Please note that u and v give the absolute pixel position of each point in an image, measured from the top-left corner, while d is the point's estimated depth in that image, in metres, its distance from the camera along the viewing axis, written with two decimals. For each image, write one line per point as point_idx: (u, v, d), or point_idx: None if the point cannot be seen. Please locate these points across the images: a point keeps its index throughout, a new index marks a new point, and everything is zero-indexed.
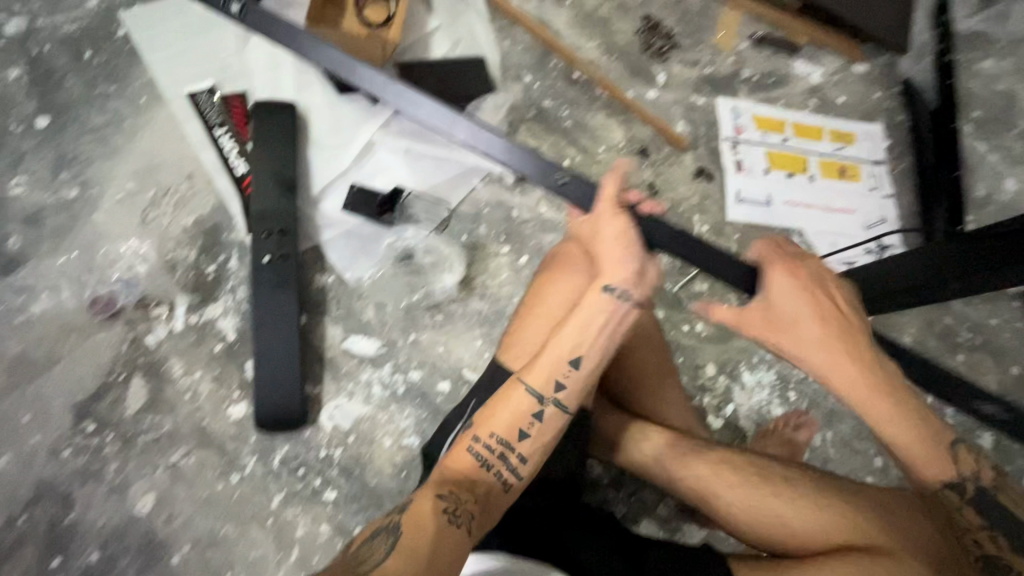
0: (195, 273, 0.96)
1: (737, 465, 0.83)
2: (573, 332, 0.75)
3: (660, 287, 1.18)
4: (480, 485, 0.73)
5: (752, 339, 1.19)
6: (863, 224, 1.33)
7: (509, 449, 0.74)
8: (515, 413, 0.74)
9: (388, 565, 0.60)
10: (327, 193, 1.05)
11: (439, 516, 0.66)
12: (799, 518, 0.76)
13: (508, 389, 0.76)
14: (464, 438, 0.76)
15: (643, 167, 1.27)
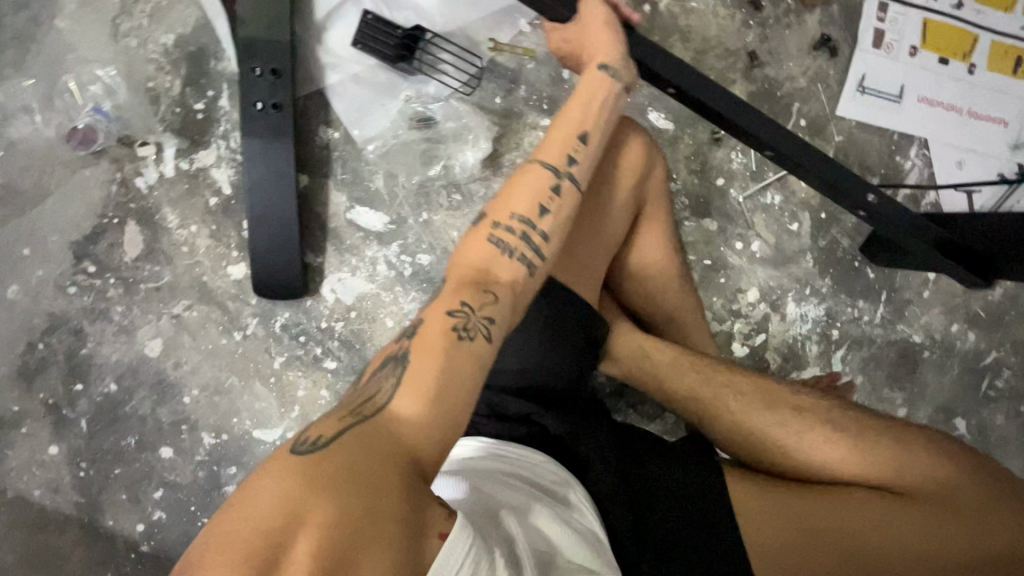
0: (182, 110, 0.83)
1: (739, 390, 0.81)
2: (578, 108, 0.72)
3: (723, 193, 1.00)
4: (493, 279, 0.65)
5: (811, 267, 1.04)
6: (1014, 142, 1.03)
7: (531, 228, 0.68)
8: (524, 193, 0.69)
9: (396, 406, 0.53)
10: (336, 20, 0.85)
11: (451, 332, 0.58)
12: (799, 442, 0.76)
13: (520, 179, 0.70)
14: (466, 242, 0.67)
15: (747, 26, 0.96)
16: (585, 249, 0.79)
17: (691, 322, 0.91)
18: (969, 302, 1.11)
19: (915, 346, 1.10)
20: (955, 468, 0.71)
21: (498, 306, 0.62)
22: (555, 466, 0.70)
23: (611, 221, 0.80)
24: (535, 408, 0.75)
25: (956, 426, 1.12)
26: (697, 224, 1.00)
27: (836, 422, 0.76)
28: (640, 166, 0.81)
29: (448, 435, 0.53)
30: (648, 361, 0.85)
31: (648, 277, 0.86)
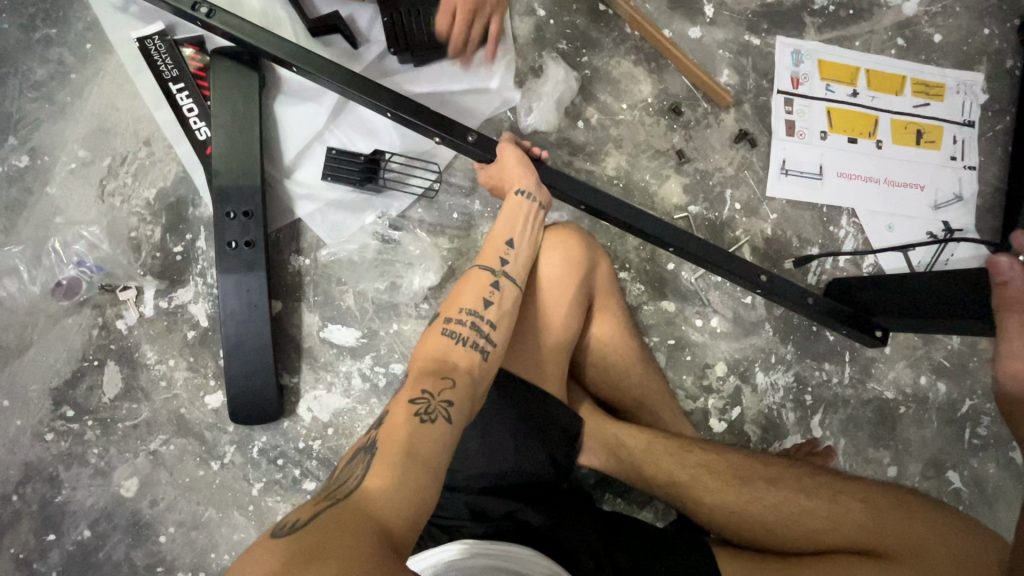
0: (162, 253, 0.90)
1: (715, 467, 0.82)
2: (504, 223, 0.83)
3: (675, 276, 1.07)
4: (452, 364, 0.71)
5: (772, 336, 1.09)
6: (934, 203, 1.12)
7: (479, 318, 0.75)
8: (468, 290, 0.78)
9: (365, 486, 0.55)
10: (304, 159, 0.95)
11: (411, 418, 0.63)
12: (776, 514, 0.77)
13: (466, 282, 0.79)
14: (425, 339, 0.74)
15: (672, 129, 1.08)
16: (545, 344, 0.83)
17: (663, 406, 0.94)
18: (933, 354, 1.14)
19: (890, 402, 1.12)
20: (929, 520, 0.73)
21: (454, 391, 0.67)
22: (543, 559, 0.69)
23: (568, 315, 0.84)
24: (520, 505, 0.76)
25: (950, 480, 1.11)
26: (655, 307, 1.06)
27: (816, 492, 0.78)
28: (589, 263, 0.87)
29: (416, 512, 0.55)
30: (626, 449, 0.86)
31: (609, 367, 0.91)
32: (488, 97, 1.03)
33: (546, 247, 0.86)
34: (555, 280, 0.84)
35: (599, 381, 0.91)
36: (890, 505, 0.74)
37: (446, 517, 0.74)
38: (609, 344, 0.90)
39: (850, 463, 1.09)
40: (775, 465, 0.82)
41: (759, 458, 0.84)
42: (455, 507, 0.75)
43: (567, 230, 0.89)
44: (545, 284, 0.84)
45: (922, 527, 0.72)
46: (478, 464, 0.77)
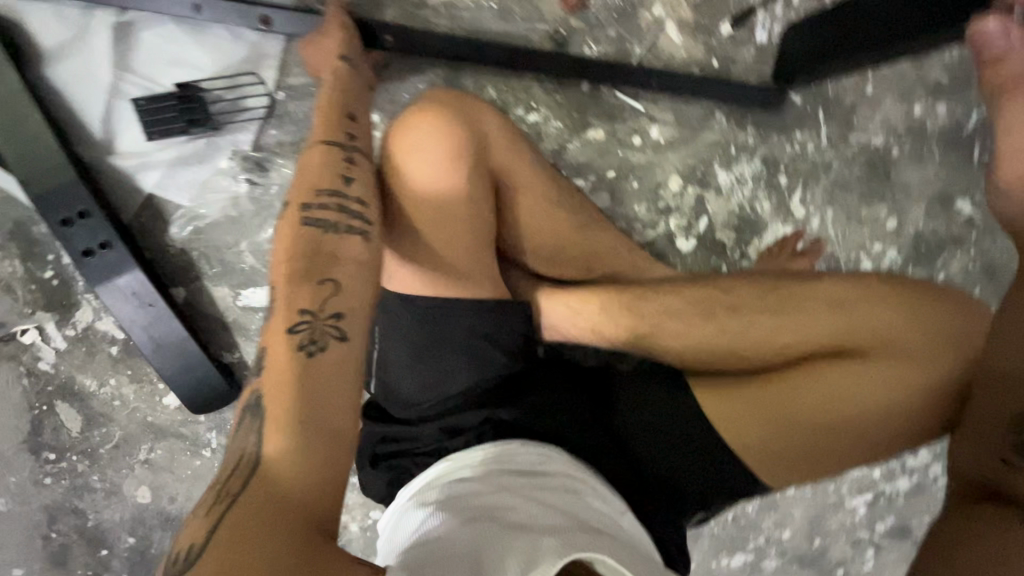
0: (37, 284, 0.82)
1: (675, 312, 0.80)
2: (335, 96, 0.68)
3: (595, 95, 0.89)
4: (326, 262, 0.59)
5: (727, 124, 0.92)
6: None
7: (345, 199, 0.62)
8: (309, 173, 0.63)
9: (265, 460, 0.48)
10: (114, 124, 0.78)
11: (295, 352, 0.53)
12: (741, 336, 0.77)
13: (312, 163, 0.64)
14: (283, 239, 0.60)
15: None
16: (450, 230, 0.72)
17: (605, 246, 0.86)
18: (927, 73, 0.95)
19: (880, 149, 0.97)
20: (901, 304, 0.72)
21: (341, 298, 0.57)
22: (532, 446, 0.67)
23: (471, 197, 0.72)
24: (493, 408, 0.71)
25: (960, 211, 0.99)
26: (582, 142, 0.89)
27: (784, 308, 0.76)
28: (472, 128, 0.72)
29: (334, 458, 0.50)
30: (581, 316, 0.81)
31: (535, 222, 0.80)
32: None
33: (411, 121, 0.70)
34: (429, 165, 0.70)
35: (538, 246, 0.82)
36: (857, 300, 0.73)
37: (426, 448, 0.71)
38: (524, 200, 0.78)
39: (842, 232, 0.99)
40: (737, 287, 0.80)
41: (723, 286, 0.81)
42: (431, 437, 0.71)
43: (434, 95, 0.72)
44: (415, 164, 0.69)
45: (888, 314, 0.71)
46: (440, 392, 0.73)
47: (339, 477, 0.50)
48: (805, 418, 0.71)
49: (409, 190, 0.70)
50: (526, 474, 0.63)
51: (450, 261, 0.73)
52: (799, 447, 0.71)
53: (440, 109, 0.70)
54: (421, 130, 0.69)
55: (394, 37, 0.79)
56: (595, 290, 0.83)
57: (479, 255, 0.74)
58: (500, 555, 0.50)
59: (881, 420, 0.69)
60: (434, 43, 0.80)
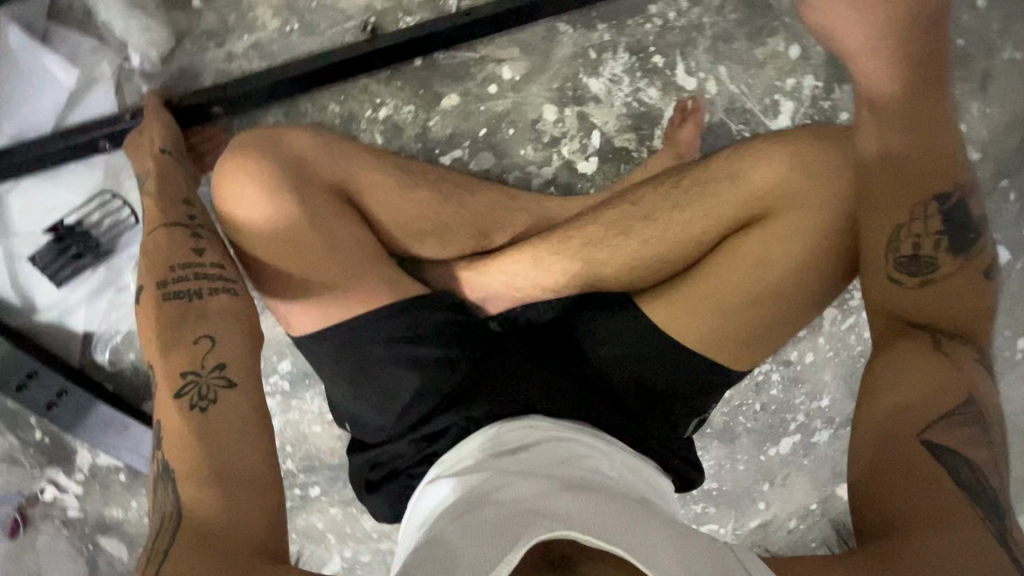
0: (35, 445, 0.91)
1: (598, 239, 0.77)
2: (165, 184, 0.72)
3: (434, 65, 0.86)
4: (199, 322, 0.61)
5: (574, 32, 0.88)
6: None
7: (199, 266, 0.65)
8: (155, 253, 0.66)
9: (189, 510, 0.49)
10: (26, 286, 0.84)
11: (185, 411, 0.55)
12: (656, 240, 0.74)
13: (159, 245, 0.67)
14: (148, 320, 0.62)
15: None
16: (298, 259, 0.69)
17: (509, 213, 0.85)
18: None
19: None
20: (788, 152, 0.68)
21: (220, 350, 0.59)
22: (513, 424, 0.63)
23: (324, 210, 0.70)
24: (465, 403, 0.66)
25: None
26: (442, 114, 0.87)
27: (691, 192, 0.74)
28: (284, 153, 0.71)
29: (256, 488, 0.52)
30: (521, 279, 0.80)
31: (421, 215, 0.79)
32: (98, 77, 0.80)
33: (226, 171, 0.70)
34: (258, 209, 0.68)
35: (439, 232, 0.81)
36: (747, 162, 0.71)
37: (412, 461, 0.67)
38: (390, 200, 0.77)
39: (746, 82, 0.92)
40: (645, 195, 0.77)
41: (632, 199, 0.78)
42: (410, 449, 0.67)
43: (242, 135, 0.72)
44: (245, 208, 0.68)
45: (777, 167, 0.69)
46: (394, 406, 0.68)
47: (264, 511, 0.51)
48: (756, 288, 0.67)
49: (252, 230, 0.69)
50: (515, 451, 0.59)
51: (355, 271, 0.69)
52: (762, 320, 0.68)
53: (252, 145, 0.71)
54: (236, 171, 0.69)
55: (219, 101, 0.80)
56: (527, 247, 0.81)
57: (340, 269, 0.69)
58: (478, 551, 0.46)
59: (802, 274, 0.66)
60: (256, 87, 0.80)
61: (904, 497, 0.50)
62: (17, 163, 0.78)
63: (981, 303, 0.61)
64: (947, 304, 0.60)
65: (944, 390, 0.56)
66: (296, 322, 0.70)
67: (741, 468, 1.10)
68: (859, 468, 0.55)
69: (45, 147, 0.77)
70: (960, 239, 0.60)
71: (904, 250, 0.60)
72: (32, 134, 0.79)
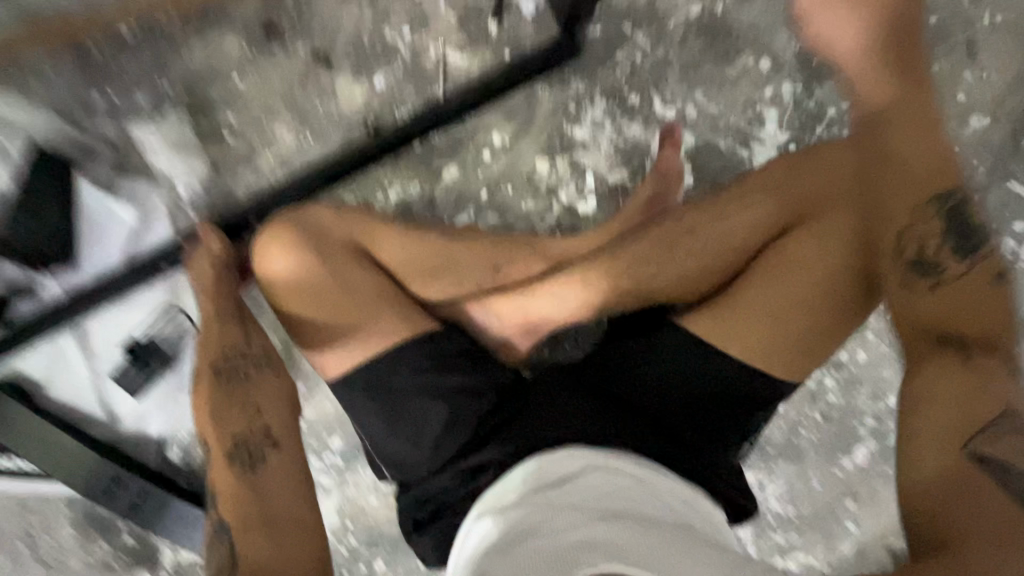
0: (126, 550, 0.98)
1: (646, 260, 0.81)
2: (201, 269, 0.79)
3: (431, 145, 0.96)
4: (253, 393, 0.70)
5: (552, 91, 0.96)
6: None
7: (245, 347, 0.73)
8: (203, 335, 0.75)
9: (247, 553, 0.59)
10: (109, 403, 0.94)
11: (235, 468, 0.64)
12: (699, 252, 0.80)
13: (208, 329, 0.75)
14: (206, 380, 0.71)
15: (291, 45, 0.93)
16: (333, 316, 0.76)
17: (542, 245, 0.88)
18: None
19: (704, 14, 0.96)
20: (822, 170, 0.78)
21: (264, 413, 0.69)
22: (557, 456, 0.63)
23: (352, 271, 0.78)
24: (507, 431, 0.70)
25: None
26: (445, 186, 0.96)
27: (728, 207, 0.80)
28: (309, 230, 0.78)
29: (301, 532, 0.61)
30: (557, 307, 0.83)
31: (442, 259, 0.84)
32: (152, 213, 0.91)
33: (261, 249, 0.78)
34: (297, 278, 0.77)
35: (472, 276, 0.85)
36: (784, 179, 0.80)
37: (457, 493, 0.69)
38: (412, 251, 0.83)
39: (723, 100, 0.96)
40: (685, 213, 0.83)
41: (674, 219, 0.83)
42: (456, 481, 0.69)
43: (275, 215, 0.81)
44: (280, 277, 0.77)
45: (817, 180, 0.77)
46: (431, 442, 0.72)
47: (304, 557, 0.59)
48: (776, 302, 0.73)
49: (291, 299, 0.77)
50: (563, 482, 0.59)
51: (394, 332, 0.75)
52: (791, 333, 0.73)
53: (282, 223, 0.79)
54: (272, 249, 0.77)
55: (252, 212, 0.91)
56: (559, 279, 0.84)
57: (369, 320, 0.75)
58: None
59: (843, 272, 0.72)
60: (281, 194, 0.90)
61: (955, 507, 0.48)
62: (92, 296, 0.89)
63: (1002, 303, 0.60)
64: (959, 305, 0.59)
65: (975, 401, 0.54)
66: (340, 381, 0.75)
67: (818, 486, 1.03)
68: (914, 480, 0.51)
69: (115, 279, 0.89)
70: (969, 240, 0.61)
71: (909, 253, 0.62)
72: (104, 271, 0.90)
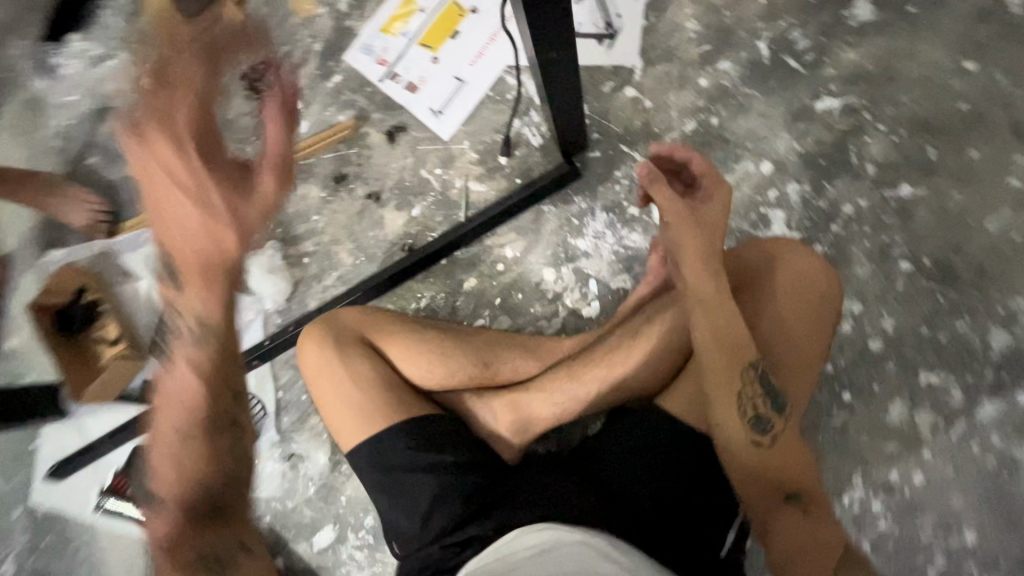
0: None
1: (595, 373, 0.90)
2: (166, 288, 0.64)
3: (456, 259, 1.11)
4: (229, 386, 0.64)
5: (559, 208, 1.07)
6: None
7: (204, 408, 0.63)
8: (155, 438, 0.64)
9: None
10: None
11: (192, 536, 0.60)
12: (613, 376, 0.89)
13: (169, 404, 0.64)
14: (168, 376, 0.64)
15: (354, 189, 1.19)
16: (364, 406, 0.88)
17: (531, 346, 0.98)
18: (687, 56, 1.03)
19: (700, 127, 1.01)
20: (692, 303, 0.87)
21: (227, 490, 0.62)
22: (522, 535, 0.72)
23: (380, 371, 0.91)
24: (495, 513, 0.78)
25: (818, 113, 0.96)
26: (465, 294, 1.10)
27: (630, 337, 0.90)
28: (344, 331, 0.95)
29: None
30: (544, 402, 0.92)
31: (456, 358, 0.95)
32: (248, 319, 1.18)
33: (304, 345, 0.95)
34: (333, 376, 0.91)
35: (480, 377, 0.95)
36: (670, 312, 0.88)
37: (442, 563, 0.77)
38: (435, 349, 0.95)
39: None
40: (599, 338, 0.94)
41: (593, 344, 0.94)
42: (445, 554, 0.77)
43: (316, 319, 0.98)
44: (319, 370, 0.92)
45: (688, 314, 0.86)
46: (422, 514, 0.81)
47: (237, 542, 0.61)
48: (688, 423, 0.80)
49: (331, 385, 0.90)
50: (537, 553, 0.68)
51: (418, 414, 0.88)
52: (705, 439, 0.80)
53: (324, 326, 0.96)
54: (314, 352, 0.93)
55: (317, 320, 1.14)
56: (550, 378, 0.93)
57: (399, 409, 0.88)
58: None
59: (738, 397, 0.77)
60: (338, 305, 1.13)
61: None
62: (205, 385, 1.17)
63: (806, 463, 0.74)
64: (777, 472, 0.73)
65: (822, 555, 0.69)
66: (362, 454, 0.86)
67: None
68: (778, 559, 0.71)
69: None
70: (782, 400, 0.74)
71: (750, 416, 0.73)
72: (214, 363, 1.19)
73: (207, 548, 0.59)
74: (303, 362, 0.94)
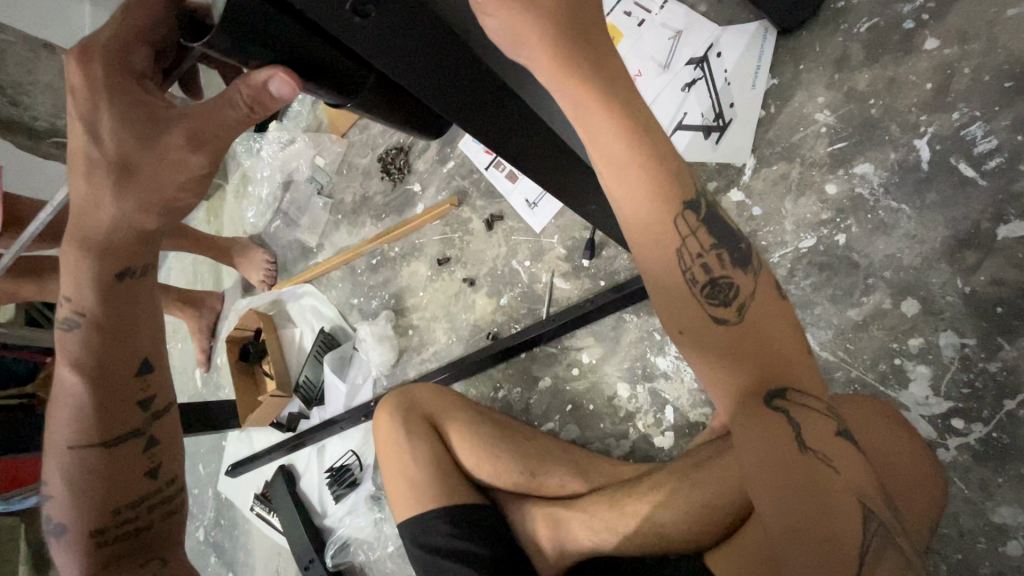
0: None
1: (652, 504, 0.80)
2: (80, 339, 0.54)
3: (533, 355, 1.10)
4: (134, 414, 0.57)
5: (642, 319, 0.99)
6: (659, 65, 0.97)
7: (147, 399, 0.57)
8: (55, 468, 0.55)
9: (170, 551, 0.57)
10: (324, 502, 1.37)
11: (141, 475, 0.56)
12: (672, 523, 0.78)
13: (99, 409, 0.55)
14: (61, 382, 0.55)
15: (454, 271, 1.26)
16: (422, 493, 0.91)
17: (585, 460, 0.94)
18: (814, 155, 0.84)
19: (821, 245, 0.82)
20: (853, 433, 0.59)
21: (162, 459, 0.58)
22: None
23: (439, 461, 0.94)
24: None
25: (998, 245, 0.72)
26: (538, 393, 1.08)
27: (696, 476, 0.79)
28: (415, 409, 1.00)
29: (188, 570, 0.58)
30: (593, 522, 0.84)
31: (507, 461, 0.94)
32: (365, 380, 1.36)
33: (381, 415, 1.01)
34: (401, 458, 0.95)
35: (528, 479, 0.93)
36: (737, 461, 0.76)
37: None
38: (491, 445, 0.95)
39: (846, 347, 0.78)
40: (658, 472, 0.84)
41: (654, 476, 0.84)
42: None
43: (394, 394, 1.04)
44: (389, 446, 0.98)
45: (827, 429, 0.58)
46: None
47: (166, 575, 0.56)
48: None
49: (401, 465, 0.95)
50: None
51: (470, 509, 0.88)
52: None
53: (398, 401, 1.01)
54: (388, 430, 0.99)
55: None
56: (602, 499, 0.86)
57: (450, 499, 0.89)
58: None
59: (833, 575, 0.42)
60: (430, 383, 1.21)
61: None
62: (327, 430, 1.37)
63: None
64: None
65: None
66: (416, 533, 0.87)
67: None
68: None
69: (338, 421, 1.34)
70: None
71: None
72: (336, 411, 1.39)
73: (143, 560, 0.55)
74: (380, 436, 1.00)
